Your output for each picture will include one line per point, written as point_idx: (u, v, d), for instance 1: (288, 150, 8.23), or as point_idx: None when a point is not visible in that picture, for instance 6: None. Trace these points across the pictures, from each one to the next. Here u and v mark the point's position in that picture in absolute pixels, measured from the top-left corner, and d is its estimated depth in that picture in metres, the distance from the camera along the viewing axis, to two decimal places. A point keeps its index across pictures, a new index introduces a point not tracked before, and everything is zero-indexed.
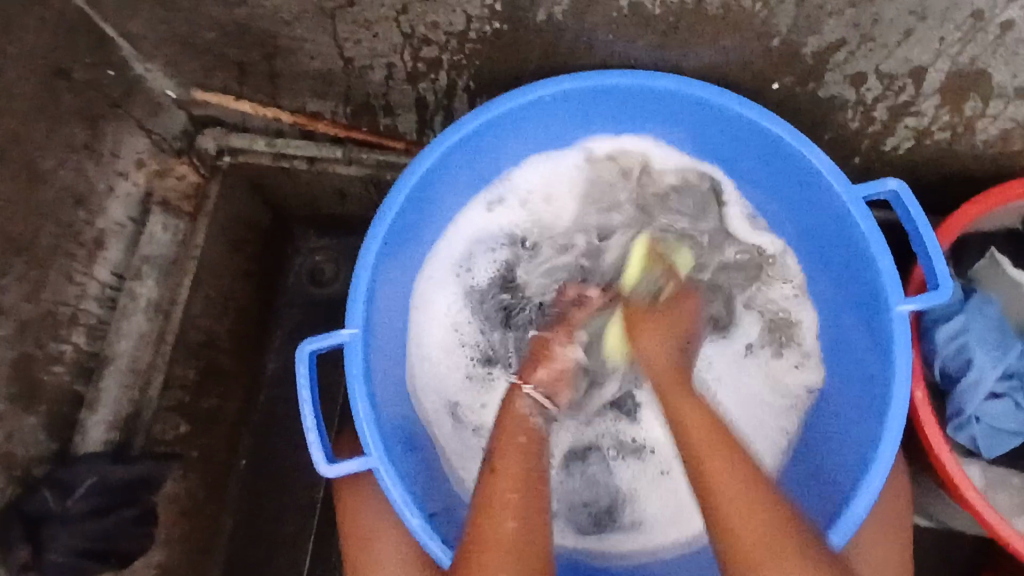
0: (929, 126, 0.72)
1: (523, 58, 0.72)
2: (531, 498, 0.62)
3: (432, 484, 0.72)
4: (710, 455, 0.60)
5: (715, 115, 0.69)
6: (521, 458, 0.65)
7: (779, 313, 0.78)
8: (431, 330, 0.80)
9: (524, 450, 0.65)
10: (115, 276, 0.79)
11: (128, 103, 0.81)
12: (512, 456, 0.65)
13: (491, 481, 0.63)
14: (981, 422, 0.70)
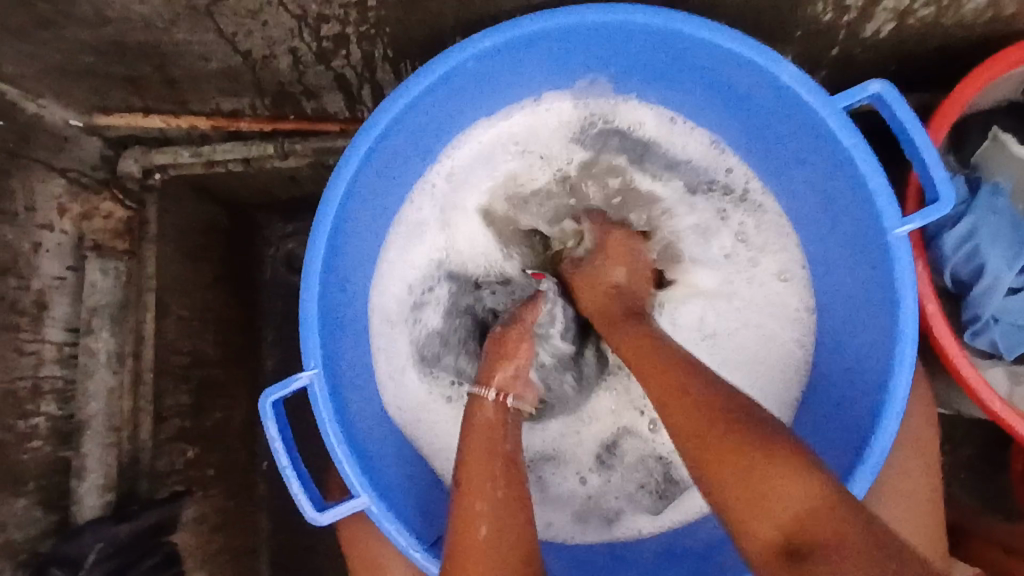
0: (911, 4, 0.62)
1: (438, 14, 0.63)
2: (514, 495, 0.56)
3: (429, 494, 0.71)
4: (718, 462, 0.49)
5: (662, 40, 0.61)
6: (486, 471, 0.57)
7: (755, 240, 0.74)
8: (402, 341, 0.75)
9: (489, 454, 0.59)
10: (70, 332, 0.76)
11: (30, 147, 0.73)
12: (478, 453, 0.59)
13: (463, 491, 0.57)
14: (1001, 323, 0.64)
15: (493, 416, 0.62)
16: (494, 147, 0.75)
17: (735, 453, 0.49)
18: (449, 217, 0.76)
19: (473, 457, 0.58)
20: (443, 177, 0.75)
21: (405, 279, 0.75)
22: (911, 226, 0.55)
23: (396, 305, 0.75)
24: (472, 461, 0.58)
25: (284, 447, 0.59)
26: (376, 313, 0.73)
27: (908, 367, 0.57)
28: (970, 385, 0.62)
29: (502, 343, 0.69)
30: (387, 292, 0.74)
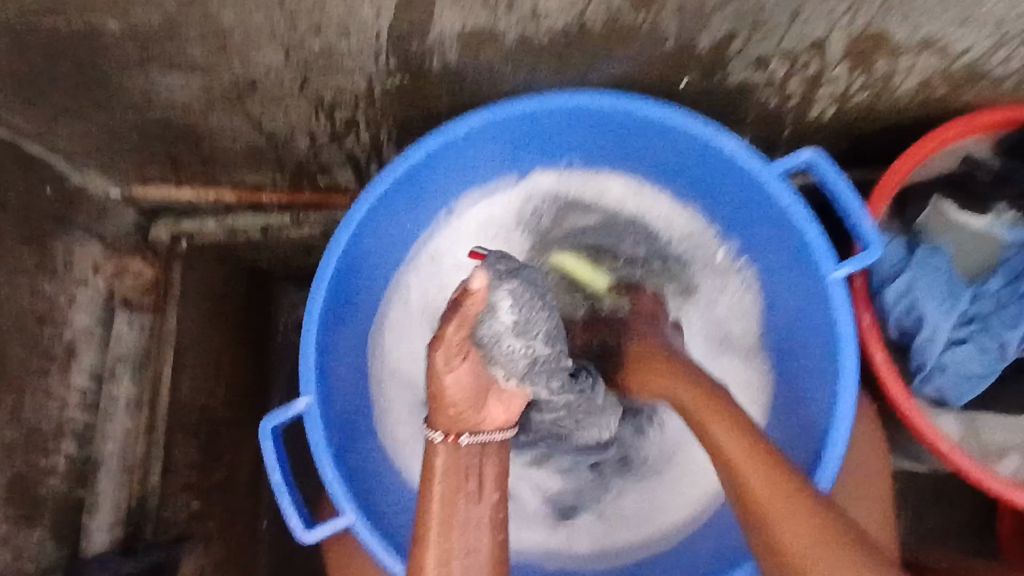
0: (847, 90, 0.71)
1: (434, 103, 0.73)
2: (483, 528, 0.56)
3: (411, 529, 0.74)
4: (743, 467, 0.57)
5: (625, 120, 0.70)
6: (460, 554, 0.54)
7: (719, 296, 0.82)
8: (399, 392, 0.81)
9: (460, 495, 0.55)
10: (94, 380, 0.84)
11: (73, 212, 0.82)
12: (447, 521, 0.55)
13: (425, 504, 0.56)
14: (946, 371, 0.71)
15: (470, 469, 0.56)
16: (490, 216, 0.84)
17: (811, 524, 0.54)
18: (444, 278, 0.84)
19: (434, 531, 0.55)
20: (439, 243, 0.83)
21: (402, 335, 0.82)
22: (846, 271, 0.63)
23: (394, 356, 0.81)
24: (432, 532, 0.54)
25: (279, 466, 0.64)
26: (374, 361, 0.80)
27: (850, 399, 0.62)
28: (922, 431, 0.67)
29: (439, 388, 0.55)
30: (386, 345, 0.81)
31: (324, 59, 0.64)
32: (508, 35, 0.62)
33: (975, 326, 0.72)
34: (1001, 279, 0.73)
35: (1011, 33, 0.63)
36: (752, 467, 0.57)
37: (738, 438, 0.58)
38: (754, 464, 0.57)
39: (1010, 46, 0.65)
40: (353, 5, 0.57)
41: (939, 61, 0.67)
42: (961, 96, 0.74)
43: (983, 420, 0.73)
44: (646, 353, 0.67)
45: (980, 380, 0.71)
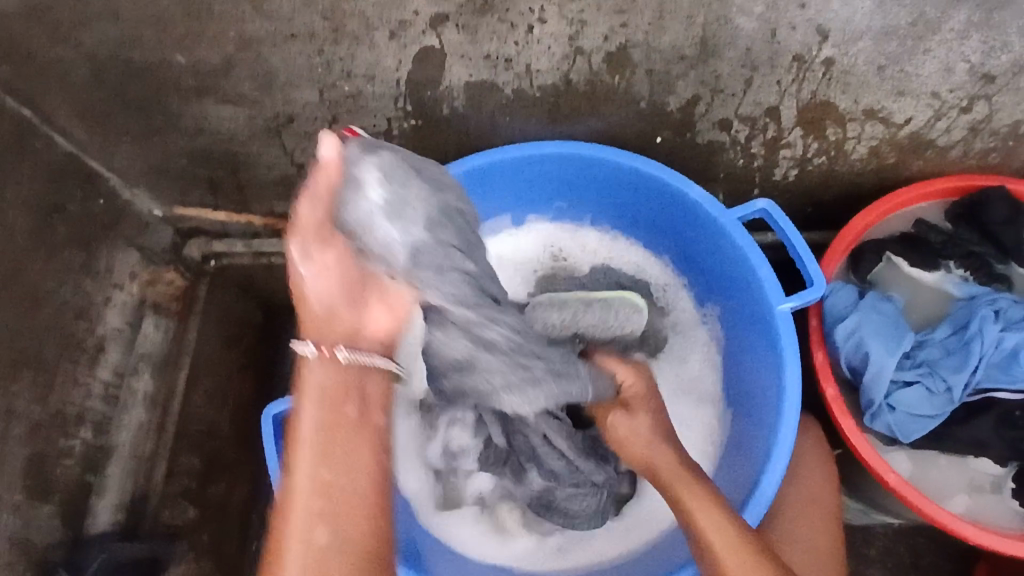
0: (805, 154, 0.81)
1: (442, 147, 0.84)
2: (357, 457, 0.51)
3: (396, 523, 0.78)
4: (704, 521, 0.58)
5: (603, 168, 0.80)
6: (337, 468, 0.50)
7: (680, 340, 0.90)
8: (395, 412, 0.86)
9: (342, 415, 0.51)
10: (116, 375, 0.91)
11: (119, 225, 0.93)
12: (323, 419, 0.50)
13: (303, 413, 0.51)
14: (895, 410, 0.75)
15: (348, 384, 0.51)
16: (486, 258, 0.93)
17: (746, 541, 0.57)
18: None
19: (306, 432, 0.50)
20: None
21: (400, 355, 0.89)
22: (792, 305, 0.69)
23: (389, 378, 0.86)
24: (304, 436, 0.50)
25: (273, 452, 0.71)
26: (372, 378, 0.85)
27: (792, 419, 0.67)
28: (868, 462, 0.73)
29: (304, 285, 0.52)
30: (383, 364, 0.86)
31: (350, 100, 0.75)
32: (507, 86, 0.73)
33: (925, 369, 0.77)
34: (948, 328, 0.79)
35: (945, 104, 0.74)
36: (691, 491, 0.61)
37: (679, 471, 0.63)
38: (693, 492, 0.61)
39: (944, 118, 0.76)
40: (379, 54, 0.69)
41: (885, 129, 0.78)
42: (907, 165, 0.84)
43: (932, 459, 0.78)
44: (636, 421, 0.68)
45: (930, 420, 0.75)
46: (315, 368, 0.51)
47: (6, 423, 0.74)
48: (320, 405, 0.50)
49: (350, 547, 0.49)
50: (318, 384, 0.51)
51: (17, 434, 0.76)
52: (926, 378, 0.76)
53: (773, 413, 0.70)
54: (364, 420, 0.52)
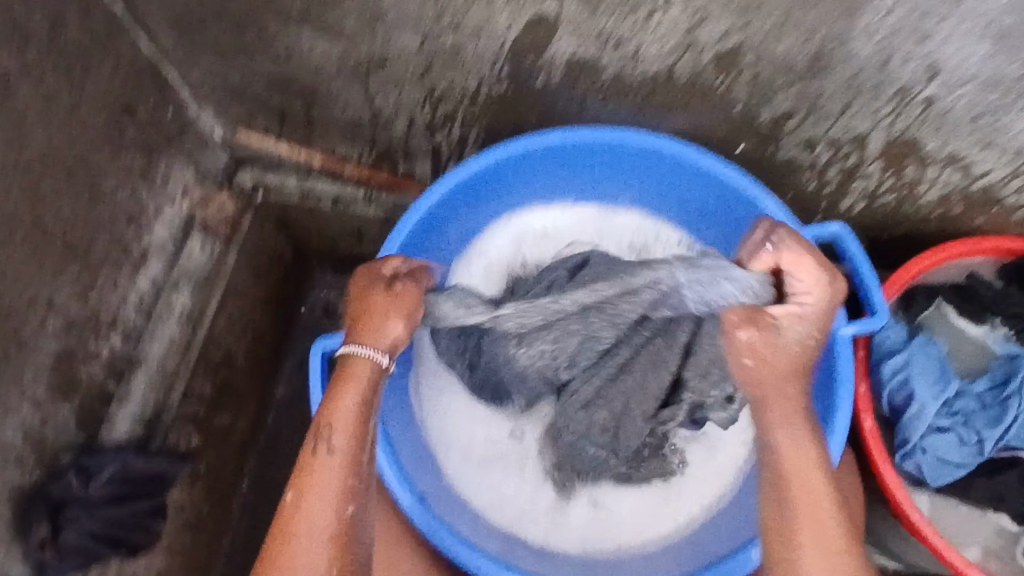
0: (877, 188, 0.82)
1: (524, 117, 0.85)
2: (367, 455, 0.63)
3: (424, 471, 0.81)
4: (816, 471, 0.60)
5: (681, 166, 0.81)
6: (337, 470, 0.60)
7: None
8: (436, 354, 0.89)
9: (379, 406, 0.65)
10: (153, 289, 0.89)
11: (181, 137, 0.92)
12: (339, 431, 0.62)
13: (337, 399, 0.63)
14: (928, 453, 0.77)
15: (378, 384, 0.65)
16: (547, 227, 0.94)
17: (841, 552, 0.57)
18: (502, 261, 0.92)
19: (337, 428, 0.62)
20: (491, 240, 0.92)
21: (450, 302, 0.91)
22: (854, 332, 0.71)
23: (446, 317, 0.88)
24: (342, 425, 0.62)
25: (320, 385, 0.71)
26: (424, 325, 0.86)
27: (838, 442, 0.70)
28: (896, 500, 0.74)
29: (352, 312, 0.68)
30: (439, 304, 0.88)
31: (449, 53, 0.75)
32: (608, 68, 0.73)
33: (959, 418, 0.78)
34: (987, 382, 0.80)
35: None
36: (802, 480, 0.59)
37: (801, 449, 0.60)
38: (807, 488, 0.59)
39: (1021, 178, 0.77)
40: (493, 14, 0.68)
41: (961, 178, 0.78)
42: (971, 218, 0.85)
43: (953, 507, 0.78)
44: (770, 348, 0.63)
45: (957, 468, 0.77)
46: (362, 371, 0.65)
47: (43, 314, 0.73)
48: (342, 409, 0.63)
49: (331, 527, 0.58)
50: (358, 386, 0.64)
51: (51, 327, 0.75)
52: (960, 427, 0.77)
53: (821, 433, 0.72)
54: (366, 452, 0.63)
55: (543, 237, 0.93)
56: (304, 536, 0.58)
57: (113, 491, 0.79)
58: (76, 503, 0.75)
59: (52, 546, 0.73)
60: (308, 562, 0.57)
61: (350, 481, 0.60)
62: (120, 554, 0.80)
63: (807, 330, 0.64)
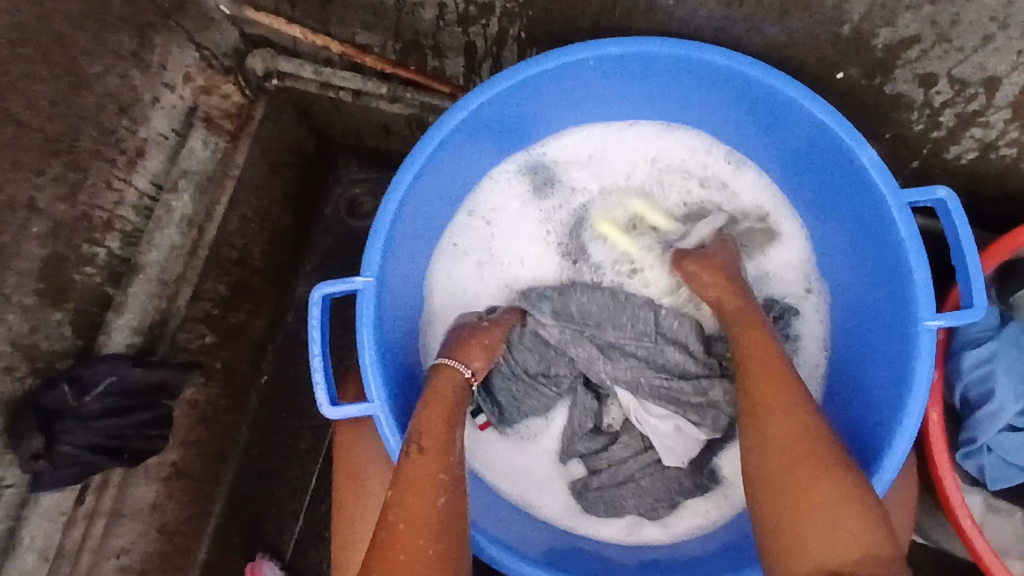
0: (996, 139, 0.67)
1: (576, 16, 0.70)
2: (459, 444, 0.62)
3: None
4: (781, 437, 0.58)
5: (763, 94, 0.66)
6: (436, 463, 0.59)
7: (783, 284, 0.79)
8: (455, 284, 0.82)
9: (450, 404, 0.65)
10: (154, 186, 0.81)
11: (180, 14, 0.80)
12: (433, 415, 0.63)
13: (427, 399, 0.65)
14: (993, 454, 0.68)
15: (455, 383, 0.67)
16: (590, 145, 0.82)
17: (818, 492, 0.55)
18: (541, 179, 0.82)
19: (431, 428, 0.62)
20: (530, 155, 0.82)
21: (474, 233, 0.82)
22: (941, 324, 0.59)
23: (476, 236, 0.82)
24: (433, 424, 0.62)
25: (319, 339, 0.63)
26: (446, 246, 0.81)
27: (902, 450, 0.60)
28: (949, 503, 0.66)
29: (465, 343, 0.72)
30: (463, 220, 0.81)
31: None
32: None
33: None
34: None
35: None
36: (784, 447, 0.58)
37: (770, 361, 0.62)
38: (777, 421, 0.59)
39: None
40: None
41: None
42: None
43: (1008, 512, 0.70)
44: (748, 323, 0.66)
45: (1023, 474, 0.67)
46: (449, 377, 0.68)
47: (26, 217, 0.67)
48: (433, 410, 0.64)
49: (442, 483, 0.58)
50: (443, 393, 0.66)
51: (37, 230, 0.69)
52: None
53: (886, 434, 0.63)
54: (458, 453, 0.61)
55: (587, 158, 0.82)
56: (445, 494, 0.58)
57: (109, 403, 0.74)
58: (71, 414, 0.71)
59: (46, 457, 0.70)
60: (436, 505, 0.57)
61: (448, 464, 0.59)
62: (123, 463, 0.77)
63: (751, 337, 0.65)
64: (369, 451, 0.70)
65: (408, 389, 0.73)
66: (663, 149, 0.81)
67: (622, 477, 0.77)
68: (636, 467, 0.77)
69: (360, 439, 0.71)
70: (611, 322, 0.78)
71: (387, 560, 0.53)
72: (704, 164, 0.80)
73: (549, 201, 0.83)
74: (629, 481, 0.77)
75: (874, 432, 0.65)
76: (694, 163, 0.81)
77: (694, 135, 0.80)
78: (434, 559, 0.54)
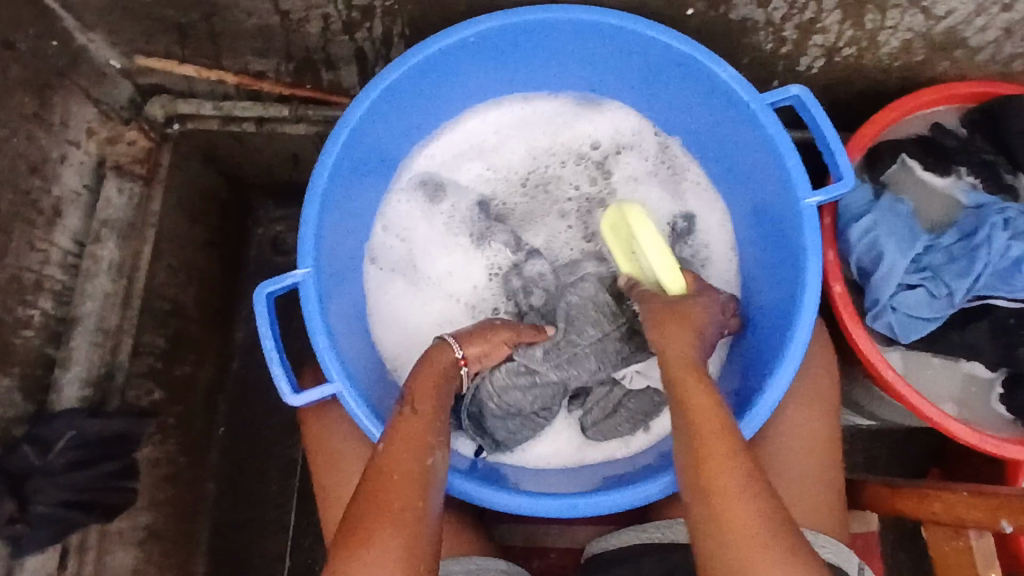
0: (836, 42, 0.77)
1: (452, 2, 0.76)
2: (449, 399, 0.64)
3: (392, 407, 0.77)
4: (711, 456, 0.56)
5: (628, 39, 0.74)
6: (427, 424, 0.61)
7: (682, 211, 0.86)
8: (386, 284, 0.85)
9: (442, 375, 0.65)
10: (76, 243, 0.82)
11: (74, 73, 0.82)
12: (423, 384, 0.64)
13: (417, 370, 0.65)
14: (897, 311, 0.76)
15: (446, 361, 0.66)
16: (478, 130, 0.88)
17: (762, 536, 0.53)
18: (439, 175, 0.88)
19: (423, 392, 0.63)
20: (426, 162, 0.87)
21: (391, 235, 0.86)
22: (818, 199, 0.68)
23: (394, 249, 0.86)
24: (426, 391, 0.63)
25: (271, 334, 0.66)
26: (371, 252, 0.84)
27: (809, 318, 0.67)
28: (866, 357, 0.74)
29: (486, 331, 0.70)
30: (378, 237, 0.85)
31: None
32: None
33: (927, 274, 0.76)
34: (956, 234, 0.77)
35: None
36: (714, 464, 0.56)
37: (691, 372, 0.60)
38: (711, 473, 0.56)
39: (985, 15, 0.72)
40: None
41: (924, 21, 0.73)
42: (934, 64, 0.80)
43: (923, 359, 0.79)
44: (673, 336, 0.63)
45: (927, 323, 0.76)
46: (441, 359, 0.66)
47: None
48: (424, 377, 0.64)
49: (429, 441, 0.60)
50: (436, 368, 0.65)
51: None
52: (930, 282, 0.76)
53: (791, 308, 0.70)
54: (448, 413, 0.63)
55: (478, 145, 0.88)
56: (437, 452, 0.61)
57: (73, 457, 0.74)
58: (39, 473, 0.72)
59: (23, 519, 0.70)
60: (421, 463, 0.59)
61: (436, 420, 0.62)
62: (98, 518, 0.76)
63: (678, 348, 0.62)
64: (341, 439, 0.73)
65: (368, 377, 0.76)
66: (546, 121, 0.88)
67: (611, 408, 0.79)
68: (620, 394, 0.79)
69: (330, 427, 0.73)
70: (591, 326, 0.76)
71: (382, 512, 0.57)
72: (587, 122, 0.88)
73: (453, 191, 0.88)
74: (618, 409, 0.79)
75: (780, 312, 0.73)
76: (578, 123, 0.88)
77: (578, 103, 0.87)
78: (422, 509, 0.58)
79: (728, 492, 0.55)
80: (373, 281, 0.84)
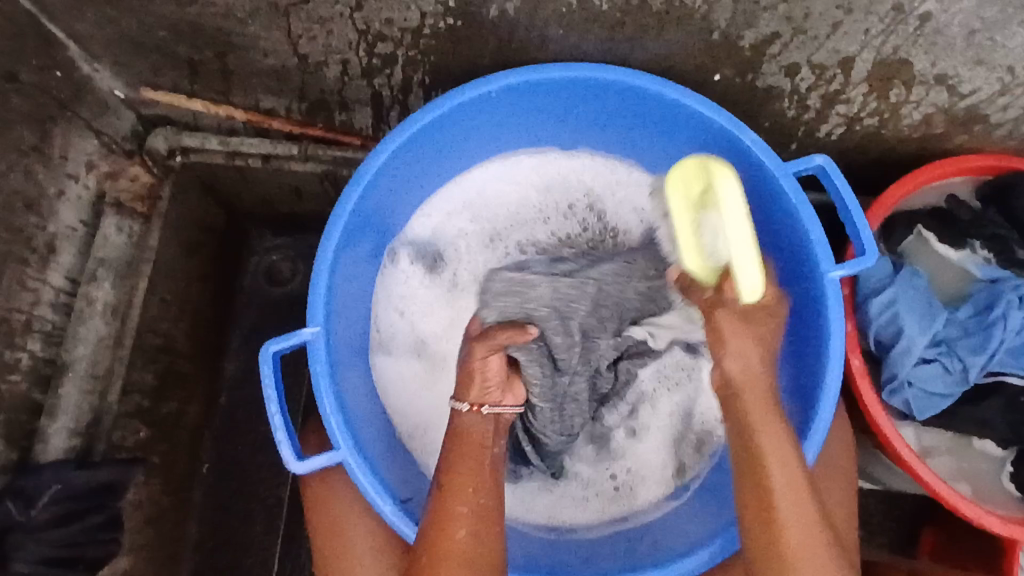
0: (858, 112, 0.77)
1: (476, 55, 0.75)
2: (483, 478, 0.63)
3: (398, 468, 0.75)
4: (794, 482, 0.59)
5: (649, 101, 0.73)
6: (467, 490, 0.61)
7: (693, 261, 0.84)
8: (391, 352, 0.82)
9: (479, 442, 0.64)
10: (70, 281, 0.78)
11: (77, 104, 0.79)
12: (463, 458, 0.63)
13: (454, 438, 0.64)
14: (914, 387, 0.75)
15: (481, 431, 0.65)
16: (482, 189, 0.86)
17: (816, 540, 0.58)
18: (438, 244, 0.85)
19: (459, 467, 0.62)
20: (422, 228, 0.84)
21: (390, 308, 0.83)
22: (843, 272, 0.67)
23: (399, 331, 0.83)
24: (457, 469, 0.62)
25: (277, 395, 0.63)
26: (376, 324, 0.82)
27: (831, 399, 0.66)
28: (883, 433, 0.73)
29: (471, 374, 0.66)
30: (384, 314, 0.83)
31: None
32: None
33: (943, 348, 0.76)
34: (971, 308, 0.77)
35: (1016, 80, 0.69)
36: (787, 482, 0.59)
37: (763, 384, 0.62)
38: (795, 484, 0.59)
39: (1008, 95, 0.72)
40: None
41: (948, 98, 0.73)
42: (950, 137, 0.81)
43: (937, 435, 0.79)
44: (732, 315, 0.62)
45: (943, 399, 0.76)
46: (474, 425, 0.65)
47: None
48: (463, 446, 0.63)
49: (468, 514, 0.61)
50: (471, 441, 0.64)
51: None
52: (946, 357, 0.75)
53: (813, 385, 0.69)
54: (486, 481, 0.63)
55: (478, 204, 0.86)
56: (471, 524, 0.61)
57: (57, 513, 0.70)
58: (19, 529, 0.68)
59: None
60: (462, 536, 0.60)
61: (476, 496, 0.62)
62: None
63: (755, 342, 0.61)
64: (343, 504, 0.72)
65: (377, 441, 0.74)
66: (546, 173, 0.86)
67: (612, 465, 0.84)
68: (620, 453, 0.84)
69: (333, 492, 0.73)
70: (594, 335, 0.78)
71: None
72: (591, 172, 0.86)
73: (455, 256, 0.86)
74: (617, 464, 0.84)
75: (805, 388, 0.71)
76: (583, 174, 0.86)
77: (587, 154, 0.86)
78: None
79: (783, 504, 0.59)
80: (381, 348, 0.81)
